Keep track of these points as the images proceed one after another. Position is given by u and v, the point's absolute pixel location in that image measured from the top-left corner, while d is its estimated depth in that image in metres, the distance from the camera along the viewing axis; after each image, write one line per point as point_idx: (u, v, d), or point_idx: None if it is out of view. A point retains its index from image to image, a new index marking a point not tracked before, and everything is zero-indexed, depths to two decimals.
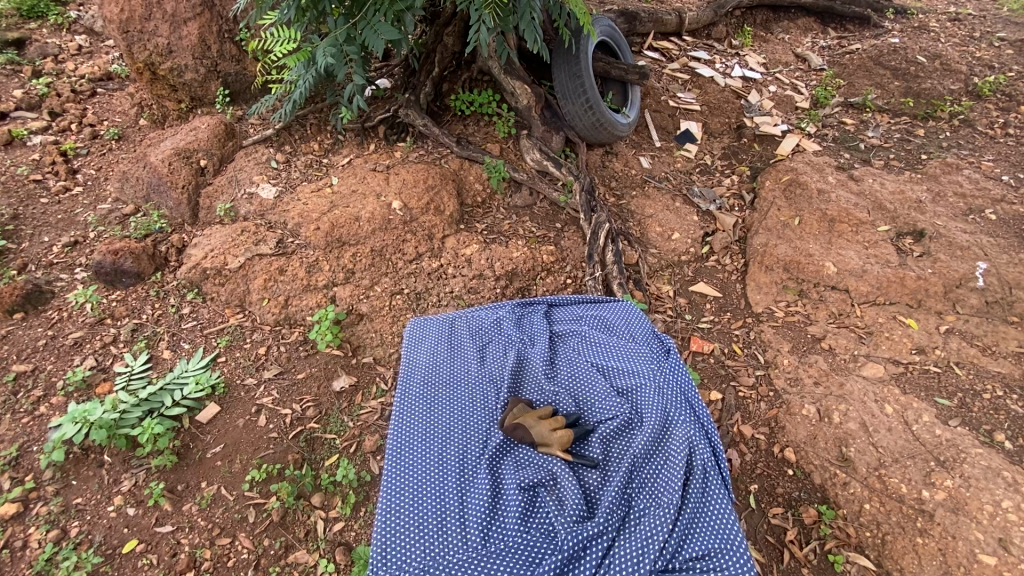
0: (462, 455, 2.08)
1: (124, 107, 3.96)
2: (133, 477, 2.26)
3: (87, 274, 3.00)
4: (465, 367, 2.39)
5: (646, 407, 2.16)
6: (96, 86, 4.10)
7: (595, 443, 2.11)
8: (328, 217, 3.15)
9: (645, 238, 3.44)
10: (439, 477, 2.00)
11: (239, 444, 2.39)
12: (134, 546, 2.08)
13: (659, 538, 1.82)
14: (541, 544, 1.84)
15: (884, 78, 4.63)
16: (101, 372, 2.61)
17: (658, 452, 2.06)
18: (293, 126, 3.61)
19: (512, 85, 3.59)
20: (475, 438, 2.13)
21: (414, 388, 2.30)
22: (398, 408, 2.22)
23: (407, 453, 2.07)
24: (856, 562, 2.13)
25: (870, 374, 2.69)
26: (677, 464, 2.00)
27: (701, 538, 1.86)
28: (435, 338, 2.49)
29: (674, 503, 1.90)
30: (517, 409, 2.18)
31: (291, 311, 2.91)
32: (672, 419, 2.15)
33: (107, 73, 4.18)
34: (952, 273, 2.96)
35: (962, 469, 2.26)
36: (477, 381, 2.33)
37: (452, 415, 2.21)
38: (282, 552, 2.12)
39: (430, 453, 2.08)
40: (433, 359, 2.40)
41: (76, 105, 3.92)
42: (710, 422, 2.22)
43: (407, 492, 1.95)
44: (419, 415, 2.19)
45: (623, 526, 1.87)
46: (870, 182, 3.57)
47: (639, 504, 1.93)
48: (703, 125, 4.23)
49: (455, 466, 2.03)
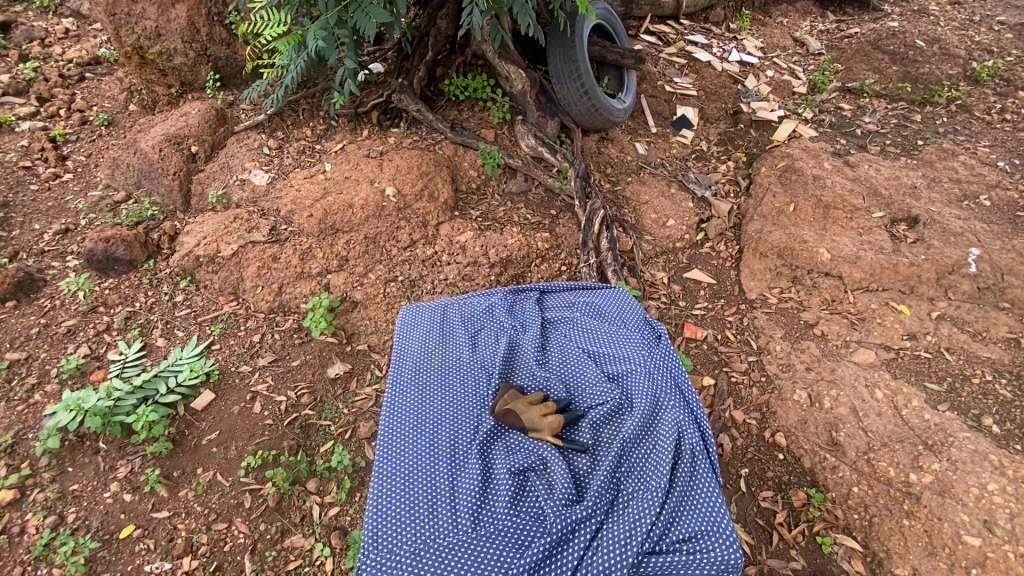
0: (453, 441, 2.09)
1: (113, 92, 3.91)
2: (128, 464, 2.27)
3: (78, 262, 2.99)
4: (456, 353, 2.39)
5: (637, 392, 2.18)
6: (84, 71, 4.05)
7: (585, 429, 2.11)
8: (321, 204, 3.14)
9: (639, 225, 3.43)
10: (430, 462, 2.02)
11: (233, 431, 2.41)
12: (132, 532, 2.10)
13: (647, 521, 1.84)
14: (531, 527, 1.85)
15: (882, 62, 4.59)
16: (96, 361, 2.63)
17: (648, 437, 2.08)
18: (285, 112, 3.58)
19: (507, 70, 3.55)
20: (466, 423, 2.14)
21: (406, 373, 2.30)
22: (389, 393, 2.22)
23: (398, 439, 2.08)
24: (843, 543, 2.17)
25: (862, 359, 2.71)
26: (666, 449, 2.01)
27: (688, 521, 1.88)
28: (427, 324, 2.49)
29: (663, 486, 1.92)
30: (507, 395, 2.17)
31: (285, 299, 2.91)
32: (662, 404, 2.16)
33: (96, 57, 4.12)
34: (944, 260, 2.97)
35: (949, 453, 2.29)
36: (468, 367, 2.33)
37: (444, 402, 2.21)
38: (277, 537, 2.13)
39: (421, 438, 2.09)
40: (426, 346, 2.40)
41: (64, 90, 3.86)
42: (700, 405, 2.25)
43: (399, 478, 1.96)
44: (410, 402, 2.20)
45: (611, 510, 1.90)
46: (865, 168, 3.57)
47: (627, 487, 1.95)
48: (699, 110, 4.20)
49: (446, 452, 2.05)
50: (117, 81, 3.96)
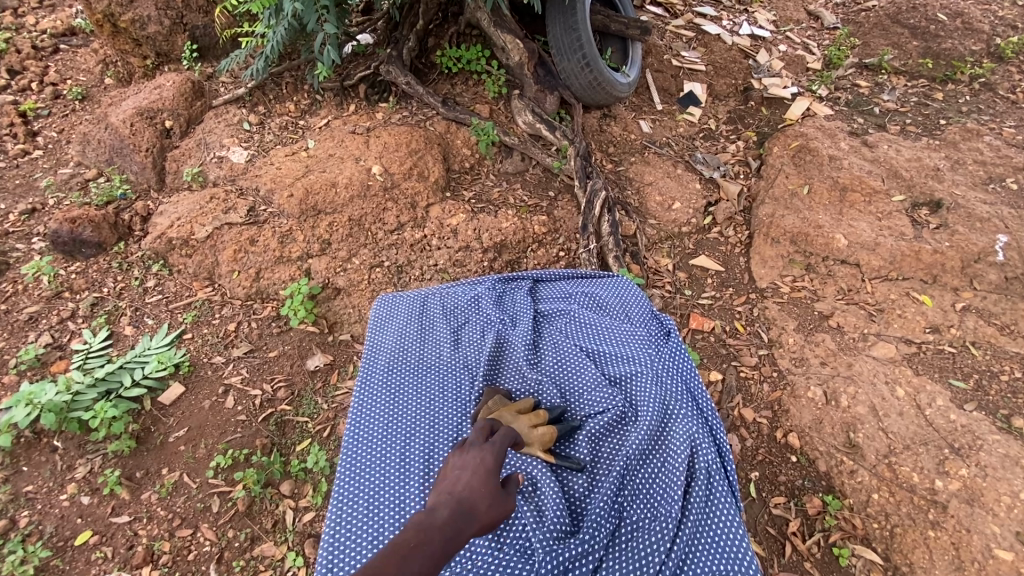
0: (427, 455, 1.81)
1: (89, 65, 3.66)
2: (88, 463, 2.10)
3: (44, 245, 2.79)
4: (436, 352, 2.19)
5: (642, 400, 1.97)
6: (58, 43, 3.78)
7: (582, 442, 1.88)
8: (303, 182, 2.92)
9: (643, 208, 3.22)
10: (399, 482, 1.74)
11: (203, 428, 2.23)
12: (88, 538, 1.93)
13: (655, 559, 1.62)
14: (517, 564, 1.59)
15: (902, 37, 4.29)
16: (58, 350, 2.44)
17: (655, 454, 1.86)
18: (267, 86, 3.34)
19: (502, 40, 3.30)
20: (444, 434, 1.88)
21: (379, 375, 2.09)
22: (359, 398, 2.01)
23: (365, 452, 1.84)
24: (862, 555, 2.01)
25: (881, 354, 2.52)
26: (677, 468, 1.81)
27: (702, 557, 1.66)
28: (404, 319, 2.30)
29: (673, 515, 1.71)
30: (493, 402, 1.89)
31: (263, 286, 2.72)
32: (672, 414, 1.96)
33: (71, 28, 3.85)
34: (971, 247, 2.75)
35: (978, 458, 2.11)
36: (450, 366, 2.13)
37: (420, 408, 1.98)
38: (246, 545, 1.97)
39: (391, 452, 1.84)
40: (402, 344, 2.21)
41: (36, 63, 3.61)
42: (715, 414, 2.05)
43: (362, 499, 1.70)
44: (381, 409, 1.97)
45: (612, 543, 1.67)
46: (885, 149, 3.34)
47: (632, 516, 1.72)
48: (708, 87, 3.95)
49: (419, 468, 1.77)
50: (92, 53, 3.70)
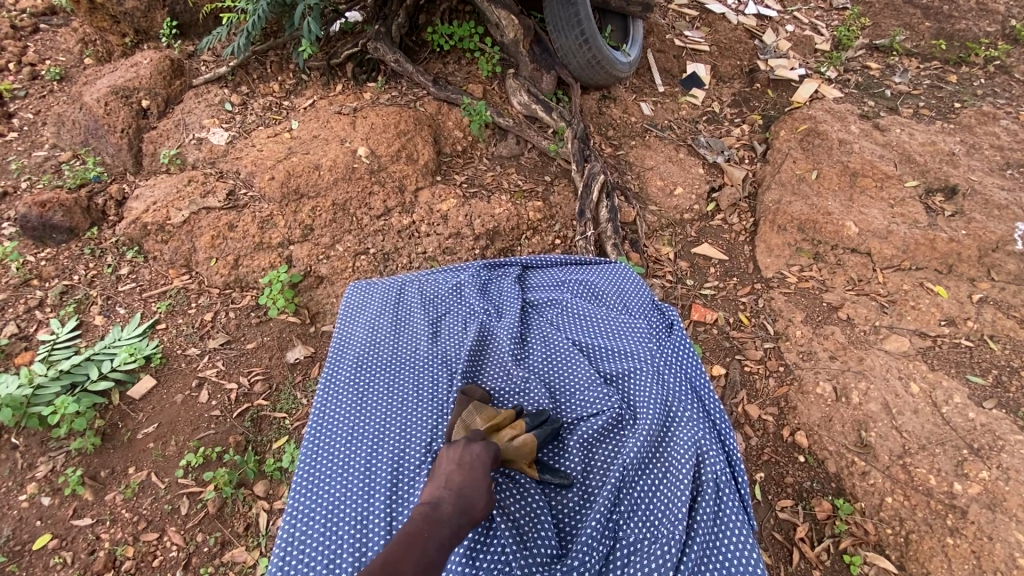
0: (395, 462, 1.67)
1: (69, 45, 3.49)
2: (49, 462, 1.96)
3: (13, 230, 2.63)
4: (412, 346, 2.05)
5: (641, 401, 1.83)
6: (38, 22, 3.60)
7: (574, 451, 1.74)
8: (285, 164, 2.76)
9: (643, 194, 3.07)
10: (363, 494, 1.60)
11: (174, 424, 2.10)
12: (47, 542, 1.81)
13: None
14: None
15: (914, 17, 4.11)
16: (23, 342, 2.30)
17: (656, 464, 1.72)
18: (250, 64, 3.17)
19: (497, 15, 3.13)
20: (417, 438, 1.74)
21: (346, 372, 1.95)
22: (324, 399, 1.87)
23: (326, 460, 1.70)
24: (875, 564, 1.88)
25: (894, 348, 2.39)
26: (681, 482, 1.66)
27: None
28: (378, 310, 2.17)
29: (677, 537, 1.55)
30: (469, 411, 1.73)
31: (241, 273, 2.56)
32: (676, 419, 1.83)
33: (51, 7, 3.67)
34: (988, 235, 2.61)
35: (999, 459, 2.00)
36: (426, 361, 1.99)
37: (391, 409, 1.84)
38: (216, 551, 1.85)
39: (355, 460, 1.70)
40: (375, 338, 2.07)
41: (14, 42, 3.41)
42: (724, 418, 1.91)
43: (320, 514, 1.56)
44: (347, 411, 1.83)
45: (606, 568, 1.52)
46: (897, 133, 3.19)
47: (630, 536, 1.57)
48: (711, 68, 3.78)
49: (385, 478, 1.63)
50: (73, 32, 3.53)
